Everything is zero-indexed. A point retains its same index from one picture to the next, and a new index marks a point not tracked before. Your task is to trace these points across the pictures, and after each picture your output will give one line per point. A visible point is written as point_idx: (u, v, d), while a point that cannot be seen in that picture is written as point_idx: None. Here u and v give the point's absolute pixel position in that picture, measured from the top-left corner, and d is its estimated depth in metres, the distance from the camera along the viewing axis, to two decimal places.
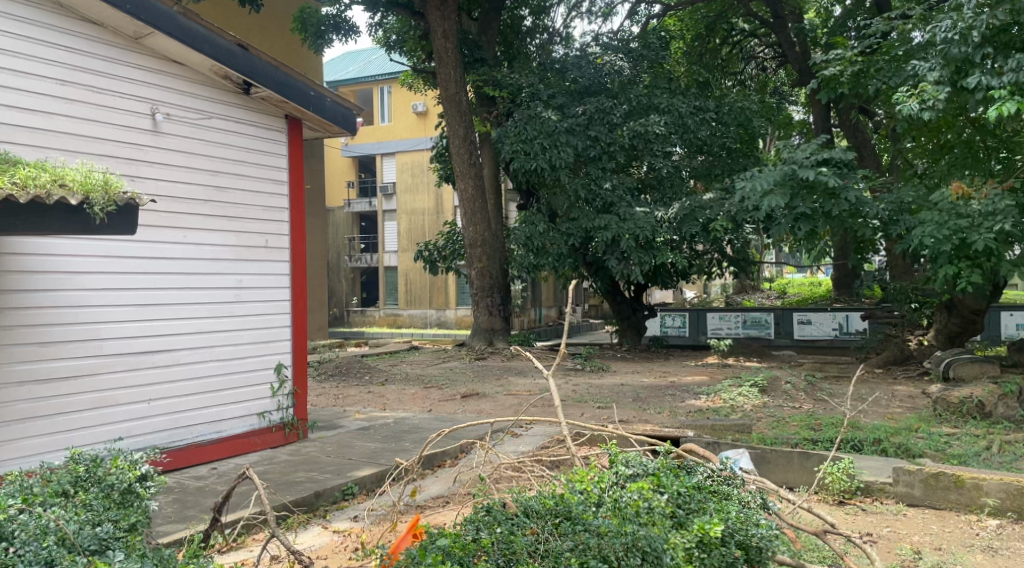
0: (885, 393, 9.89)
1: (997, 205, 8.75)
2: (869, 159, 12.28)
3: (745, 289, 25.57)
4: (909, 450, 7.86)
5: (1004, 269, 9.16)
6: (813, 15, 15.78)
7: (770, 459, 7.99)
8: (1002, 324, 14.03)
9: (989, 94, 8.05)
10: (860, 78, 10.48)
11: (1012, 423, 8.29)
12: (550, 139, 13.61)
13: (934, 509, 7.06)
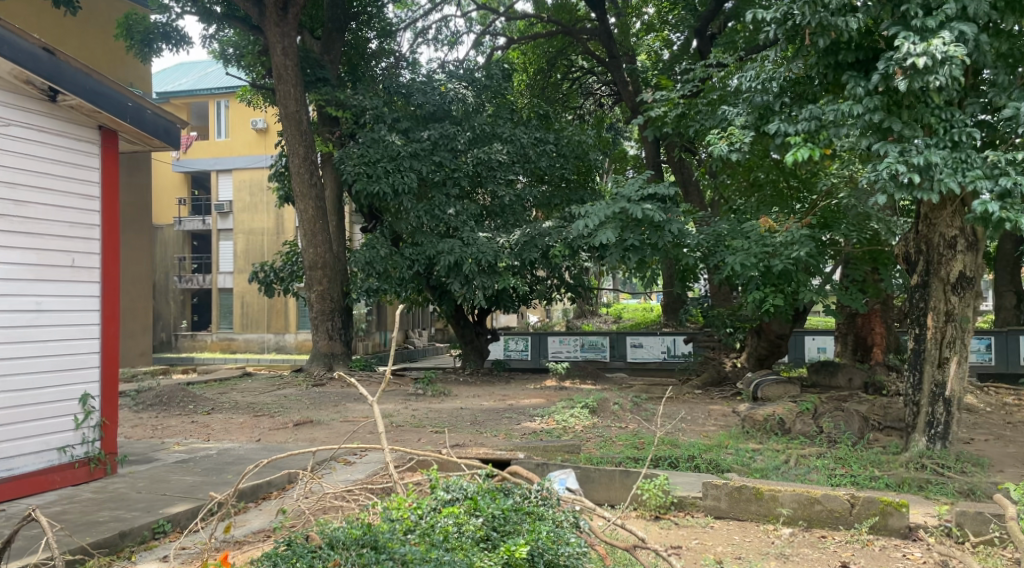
0: (701, 412, 10.59)
1: (795, 236, 9.46)
2: (693, 195, 13.34)
3: (584, 312, 26.78)
4: (719, 466, 8.44)
5: (804, 294, 10.14)
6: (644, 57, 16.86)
7: (594, 478, 8.32)
8: (805, 348, 15.39)
9: (786, 139, 8.95)
10: (683, 119, 11.34)
11: (807, 438, 9.11)
12: (394, 163, 13.71)
13: (738, 521, 7.59)
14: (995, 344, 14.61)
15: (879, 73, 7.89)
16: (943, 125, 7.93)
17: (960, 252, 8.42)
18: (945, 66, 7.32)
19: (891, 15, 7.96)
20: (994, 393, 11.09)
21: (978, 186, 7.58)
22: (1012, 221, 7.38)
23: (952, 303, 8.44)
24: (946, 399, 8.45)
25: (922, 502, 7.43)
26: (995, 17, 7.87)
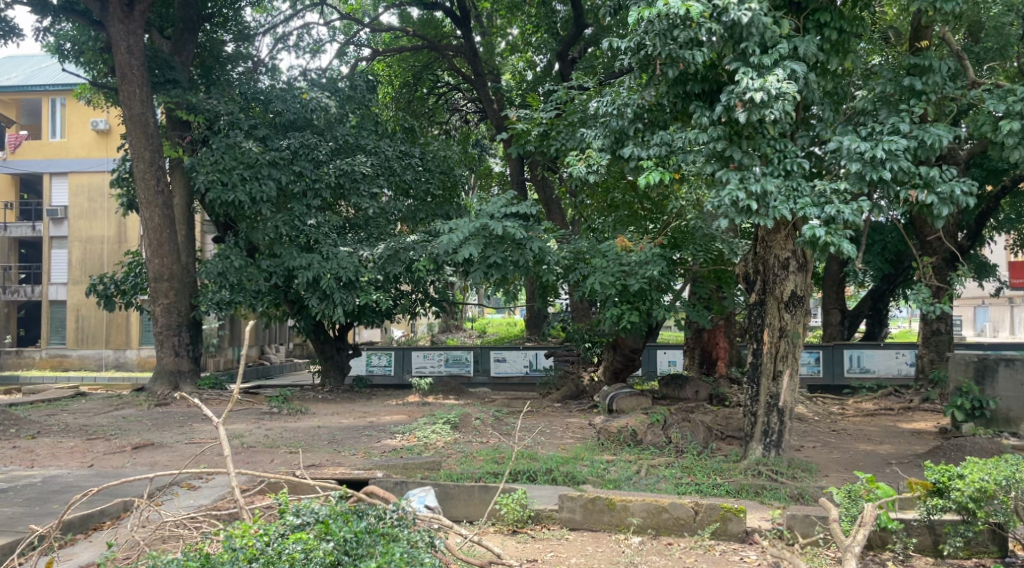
0: (560, 425, 10.83)
1: (649, 256, 10.10)
2: (555, 214, 13.67)
3: (449, 327, 26.90)
4: (575, 478, 8.65)
5: (657, 311, 10.66)
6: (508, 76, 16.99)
7: (453, 495, 8.28)
8: (657, 361, 16.15)
9: (639, 163, 9.42)
10: (545, 138, 11.66)
11: (657, 448, 9.54)
12: (251, 170, 13.21)
13: (591, 532, 7.82)
14: (823, 357, 15.96)
15: (722, 105, 8.45)
16: (778, 155, 8.60)
17: (792, 273, 9.09)
18: (779, 101, 7.95)
19: (732, 51, 8.55)
20: (821, 403, 12.11)
21: (807, 213, 8.24)
22: (835, 246, 8.06)
23: (785, 320, 9.10)
24: (780, 409, 9.15)
25: (758, 507, 7.97)
26: (822, 58, 8.60)
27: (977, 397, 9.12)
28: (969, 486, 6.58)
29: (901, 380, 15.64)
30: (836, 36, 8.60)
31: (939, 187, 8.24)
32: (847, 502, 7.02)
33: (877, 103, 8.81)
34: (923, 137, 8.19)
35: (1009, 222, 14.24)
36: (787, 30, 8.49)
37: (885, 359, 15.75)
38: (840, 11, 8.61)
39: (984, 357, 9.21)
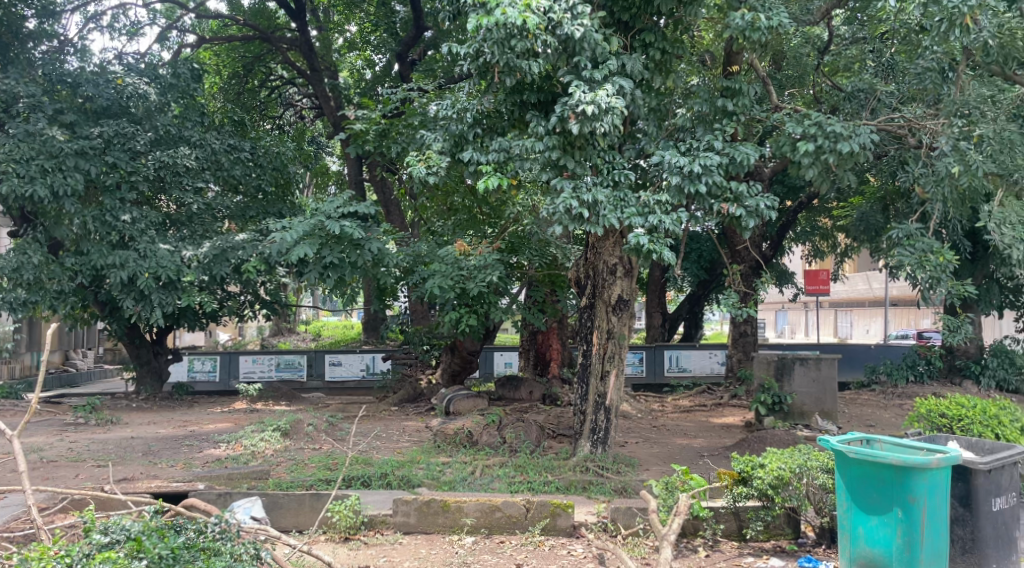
0: (396, 429, 10.76)
1: (488, 260, 10.04)
2: (394, 215, 13.66)
3: (280, 330, 25.98)
4: (410, 481, 8.62)
5: (494, 313, 10.85)
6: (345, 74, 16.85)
7: (281, 504, 7.95)
8: (494, 363, 16.45)
9: (478, 167, 9.51)
10: (384, 139, 11.55)
11: (492, 449, 9.72)
12: (53, 161, 11.93)
13: (425, 534, 7.82)
14: (646, 357, 16.98)
15: (556, 116, 8.74)
16: (607, 166, 9.06)
17: (619, 278, 9.59)
18: (608, 115, 8.34)
19: (565, 63, 8.91)
20: (644, 401, 12.85)
21: (633, 222, 8.72)
22: (657, 253, 8.59)
23: (612, 322, 9.58)
24: (606, 407, 9.61)
25: (585, 502, 8.32)
26: (647, 76, 9.19)
27: (776, 393, 10.04)
28: (769, 474, 7.41)
29: (712, 376, 16.96)
30: (659, 56, 9.22)
31: (746, 201, 9.03)
32: (665, 492, 7.60)
33: (694, 121, 9.49)
34: (733, 154, 8.92)
35: (805, 234, 15.82)
36: (616, 48, 8.99)
37: (700, 359, 16.99)
38: (662, 33, 9.22)
39: (783, 356, 10.16)
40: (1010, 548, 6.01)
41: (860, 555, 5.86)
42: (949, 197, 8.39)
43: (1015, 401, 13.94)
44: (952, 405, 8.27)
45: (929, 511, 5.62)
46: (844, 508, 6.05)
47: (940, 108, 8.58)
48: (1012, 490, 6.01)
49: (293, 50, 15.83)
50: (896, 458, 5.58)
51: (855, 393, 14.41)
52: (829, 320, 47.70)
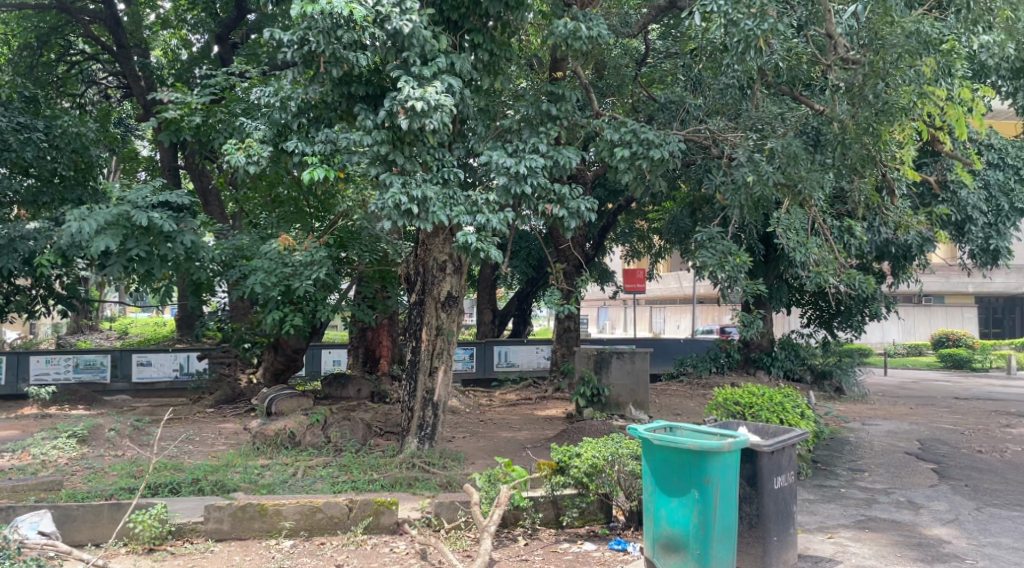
0: (212, 432, 10.24)
1: (315, 257, 9.72)
2: (212, 207, 12.95)
3: (80, 328, 23.85)
4: (225, 486, 8.16)
5: (319, 312, 10.57)
6: (159, 53, 15.86)
7: (75, 516, 7.21)
8: (320, 361, 16.02)
9: (303, 158, 9.16)
10: (201, 127, 10.94)
11: (316, 449, 9.48)
12: None
13: (240, 540, 7.44)
14: (477, 353, 17.16)
15: (385, 110, 8.62)
16: (436, 164, 9.06)
17: (448, 275, 9.56)
18: (437, 112, 8.37)
19: (394, 59, 8.81)
20: (471, 396, 13.05)
21: (462, 220, 8.79)
22: (484, 252, 8.73)
23: (441, 319, 9.53)
24: (434, 403, 9.56)
25: (409, 499, 8.25)
26: (475, 76, 9.27)
27: (595, 385, 10.59)
28: (584, 463, 7.76)
29: (538, 371, 17.63)
30: (488, 57, 9.35)
31: (569, 203, 9.39)
32: (488, 485, 7.75)
33: (521, 123, 9.72)
34: (557, 158, 9.27)
35: (623, 236, 16.75)
36: (445, 46, 9.01)
37: (527, 354, 17.56)
38: (491, 35, 9.37)
39: (602, 351, 10.71)
40: (789, 520, 6.67)
41: (663, 535, 6.29)
42: (744, 204, 9.22)
43: (798, 388, 15.66)
44: (745, 393, 9.12)
45: (721, 490, 6.12)
46: (649, 492, 6.45)
47: (739, 122, 9.41)
48: (792, 468, 6.68)
49: (96, 23, 14.71)
50: (693, 444, 6.02)
51: (666, 385, 15.49)
52: (643, 315, 51.96)
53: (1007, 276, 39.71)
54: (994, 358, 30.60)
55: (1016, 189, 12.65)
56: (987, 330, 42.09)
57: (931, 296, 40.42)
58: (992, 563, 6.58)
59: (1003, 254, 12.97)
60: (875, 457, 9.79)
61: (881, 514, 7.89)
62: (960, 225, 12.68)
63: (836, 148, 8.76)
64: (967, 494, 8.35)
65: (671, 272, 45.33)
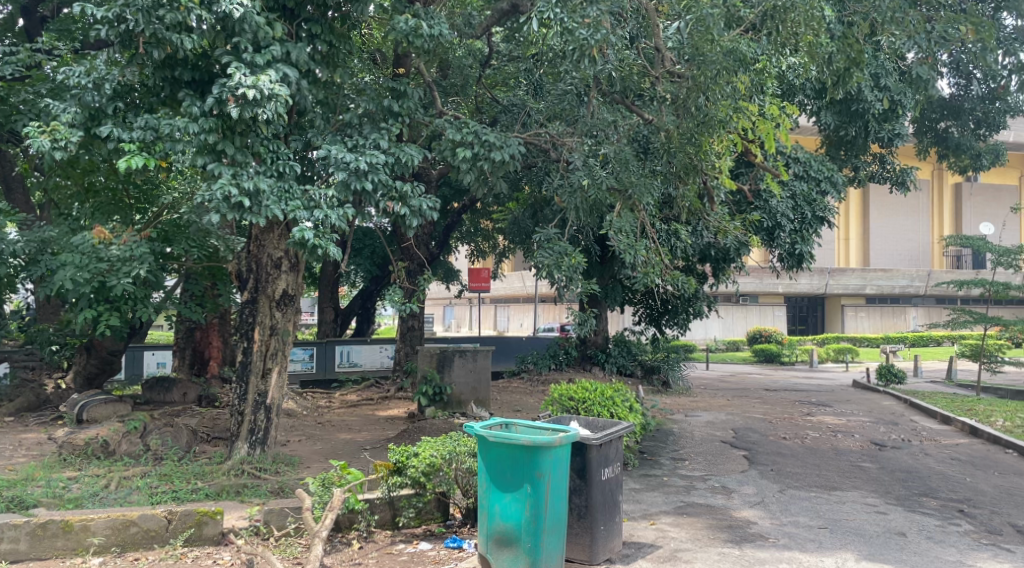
0: (10, 443, 9.28)
1: (135, 251, 8.92)
2: (17, 197, 11.93)
3: None
4: (23, 502, 7.33)
5: (139, 311, 9.86)
6: None
7: None
8: (143, 363, 15.02)
9: (119, 144, 8.44)
10: (2, 107, 9.91)
11: (132, 458, 8.83)
12: None
13: (39, 561, 6.46)
14: (316, 353, 16.74)
15: (214, 97, 8.11)
16: (270, 155, 8.63)
17: (284, 272, 9.17)
18: (271, 102, 8.01)
19: (224, 44, 8.34)
20: (309, 398, 12.66)
21: (298, 216, 8.35)
22: (322, 248, 8.35)
23: (276, 318, 9.16)
24: (267, 406, 9.14)
25: (236, 507, 7.74)
26: (314, 67, 8.95)
27: (437, 384, 10.58)
28: (422, 462, 7.73)
29: (381, 371, 17.43)
30: (325, 48, 9.08)
31: (411, 200, 9.27)
32: (321, 490, 7.48)
33: (361, 118, 9.49)
34: (398, 154, 9.15)
35: (468, 235, 16.93)
36: (280, 34, 8.64)
37: (370, 354, 17.32)
38: (329, 26, 9.11)
39: (444, 350, 10.72)
40: (615, 510, 6.95)
41: (496, 531, 6.33)
42: (580, 206, 9.54)
43: (629, 383, 16.51)
44: (578, 388, 9.46)
45: (552, 484, 6.28)
46: (483, 489, 6.48)
47: (575, 127, 9.76)
48: (618, 460, 6.98)
49: None
50: (526, 439, 6.14)
51: (508, 381, 15.79)
52: (488, 314, 52.61)
53: (811, 278, 43.84)
54: (799, 353, 33.65)
55: (818, 200, 13.87)
56: (795, 327, 46.26)
57: (748, 296, 43.77)
58: (790, 540, 7.20)
59: (806, 258, 14.12)
60: (695, 446, 10.46)
61: (698, 500, 8.43)
62: (771, 231, 13.82)
63: (664, 155, 9.43)
64: (772, 478, 9.11)
65: (514, 272, 46.06)
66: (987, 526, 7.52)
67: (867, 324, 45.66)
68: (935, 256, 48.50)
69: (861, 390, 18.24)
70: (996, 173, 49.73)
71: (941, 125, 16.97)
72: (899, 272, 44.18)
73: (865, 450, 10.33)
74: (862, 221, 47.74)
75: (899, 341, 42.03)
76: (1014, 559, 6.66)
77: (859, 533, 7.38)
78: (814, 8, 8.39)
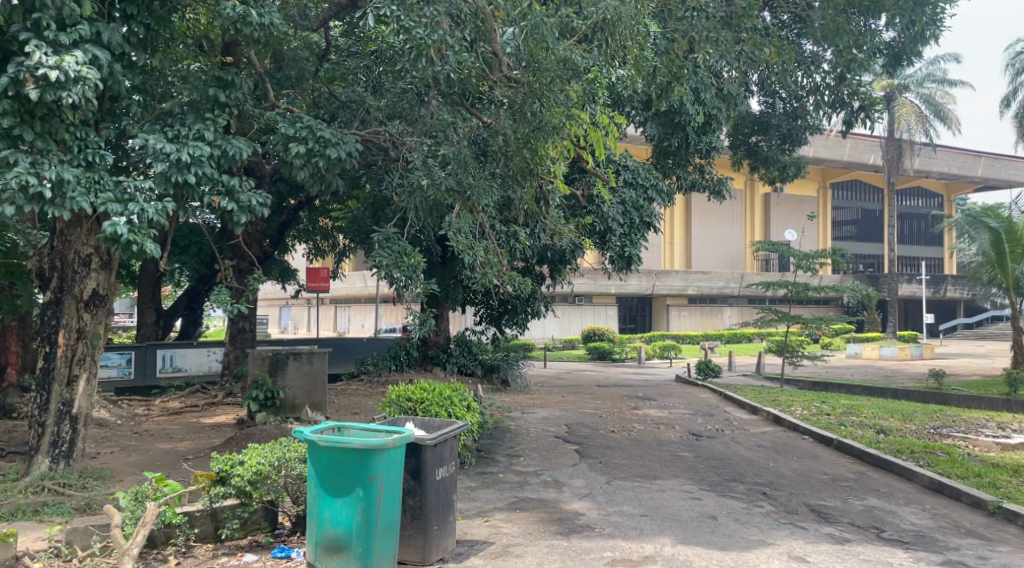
0: None
1: None
2: None
3: None
4: None
5: None
6: None
7: None
8: None
9: None
10: None
11: None
12: None
13: None
14: (135, 358, 15.65)
15: (8, 76, 7.29)
16: (78, 143, 7.89)
17: (93, 271, 8.47)
18: (78, 85, 7.35)
19: (21, 20, 7.54)
20: (125, 406, 11.83)
21: (109, 209, 7.68)
22: (138, 244, 7.69)
23: (83, 321, 8.42)
24: (73, 416, 8.38)
25: (33, 528, 6.98)
26: (128, 50, 8.30)
27: (269, 388, 10.19)
28: (247, 470, 7.18)
29: (209, 375, 16.54)
30: (142, 31, 8.45)
31: (239, 196, 8.83)
32: (133, 504, 6.80)
33: (184, 107, 8.98)
34: (225, 147, 8.68)
35: (306, 233, 16.47)
36: (89, 12, 7.92)
37: (197, 357, 16.44)
38: (147, 7, 8.48)
39: (277, 352, 10.35)
40: (449, 510, 6.94)
41: (326, 537, 6.15)
42: (419, 206, 9.52)
43: (469, 382, 16.74)
44: (416, 389, 9.36)
45: (384, 487, 6.18)
46: (313, 495, 6.26)
47: (414, 127, 9.80)
48: (452, 459, 6.98)
49: None
50: (358, 442, 5.98)
51: (346, 383, 15.49)
52: (329, 315, 51.27)
53: (640, 280, 46.15)
54: (630, 350, 35.49)
55: (645, 206, 14.68)
56: (629, 326, 48.57)
57: (583, 296, 45.33)
58: (614, 529, 7.54)
59: (634, 260, 14.86)
60: (530, 443, 10.75)
61: (531, 495, 8.65)
62: (603, 234, 14.52)
63: (502, 158, 9.62)
64: (601, 470, 9.52)
65: (354, 272, 45.11)
66: (785, 507, 8.27)
67: (689, 322, 48.76)
68: (746, 258, 52.96)
69: (682, 384, 19.58)
70: (797, 184, 55.28)
71: (752, 139, 18.43)
72: (715, 274, 47.96)
73: (684, 440, 11.07)
74: (686, 226, 51.13)
75: (716, 338, 45.84)
76: (807, 534, 7.36)
77: (677, 518, 7.86)
78: (639, 24, 8.90)
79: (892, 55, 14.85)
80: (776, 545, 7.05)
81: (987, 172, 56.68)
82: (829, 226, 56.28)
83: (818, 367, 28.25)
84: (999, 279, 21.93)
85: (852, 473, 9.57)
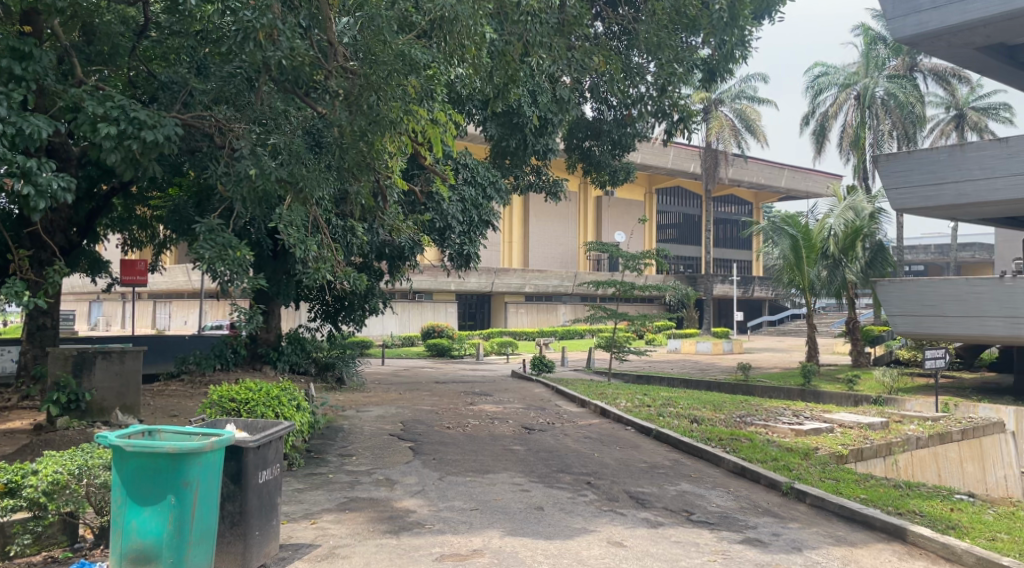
0: None
1: None
2: None
3: None
4: None
5: None
6: None
7: None
8: None
9: None
10: None
11: None
12: None
13: None
14: None
15: None
16: None
17: None
18: None
19: None
20: None
21: None
22: None
23: None
24: None
25: None
26: None
27: (74, 390, 9.37)
28: (42, 480, 6.29)
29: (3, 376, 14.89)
30: None
31: (36, 179, 7.95)
32: None
33: None
34: (21, 125, 7.81)
35: (120, 222, 15.31)
36: None
37: None
38: None
39: (82, 350, 9.56)
40: (272, 513, 6.65)
41: (131, 550, 5.66)
42: (246, 197, 9.01)
43: (301, 381, 16.31)
44: (241, 388, 8.89)
45: (200, 493, 5.82)
46: (117, 504, 5.75)
47: (241, 113, 9.34)
48: (277, 461, 6.71)
49: None
50: (171, 446, 5.58)
51: (164, 385, 14.38)
52: (145, 310, 47.77)
53: (479, 277, 46.77)
54: (467, 347, 35.94)
55: (483, 205, 14.87)
56: (468, 322, 49.09)
57: (422, 294, 45.30)
58: (444, 525, 7.57)
59: (473, 258, 15.08)
60: (364, 442, 10.57)
61: (361, 494, 8.50)
62: (443, 231, 14.58)
63: (337, 152, 9.36)
64: (434, 466, 9.54)
65: (178, 265, 42.49)
66: (607, 495, 8.67)
67: (525, 318, 50.11)
68: (579, 258, 55.11)
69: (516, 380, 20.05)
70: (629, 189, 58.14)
71: (585, 143, 19.18)
72: (550, 273, 49.64)
73: (515, 434, 11.33)
74: (524, 225, 52.39)
75: (551, 334, 47.46)
76: (625, 520, 7.76)
77: (506, 510, 8.03)
78: (475, 24, 8.89)
79: (707, 70, 15.94)
80: (597, 532, 7.38)
81: (792, 183, 62.55)
82: (653, 230, 59.90)
83: (643, 360, 30.01)
84: (797, 280, 24.35)
85: (668, 460, 10.21)
